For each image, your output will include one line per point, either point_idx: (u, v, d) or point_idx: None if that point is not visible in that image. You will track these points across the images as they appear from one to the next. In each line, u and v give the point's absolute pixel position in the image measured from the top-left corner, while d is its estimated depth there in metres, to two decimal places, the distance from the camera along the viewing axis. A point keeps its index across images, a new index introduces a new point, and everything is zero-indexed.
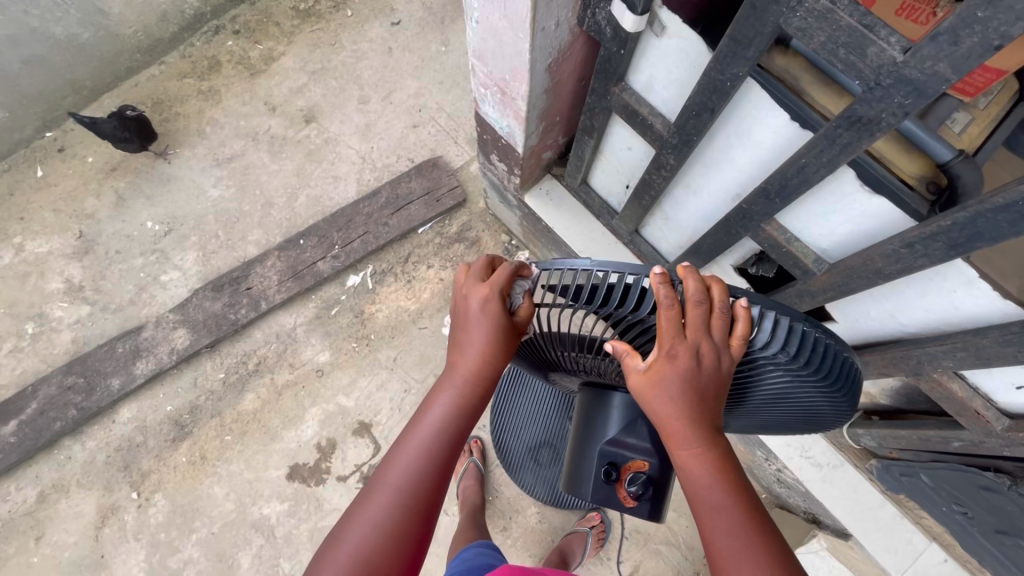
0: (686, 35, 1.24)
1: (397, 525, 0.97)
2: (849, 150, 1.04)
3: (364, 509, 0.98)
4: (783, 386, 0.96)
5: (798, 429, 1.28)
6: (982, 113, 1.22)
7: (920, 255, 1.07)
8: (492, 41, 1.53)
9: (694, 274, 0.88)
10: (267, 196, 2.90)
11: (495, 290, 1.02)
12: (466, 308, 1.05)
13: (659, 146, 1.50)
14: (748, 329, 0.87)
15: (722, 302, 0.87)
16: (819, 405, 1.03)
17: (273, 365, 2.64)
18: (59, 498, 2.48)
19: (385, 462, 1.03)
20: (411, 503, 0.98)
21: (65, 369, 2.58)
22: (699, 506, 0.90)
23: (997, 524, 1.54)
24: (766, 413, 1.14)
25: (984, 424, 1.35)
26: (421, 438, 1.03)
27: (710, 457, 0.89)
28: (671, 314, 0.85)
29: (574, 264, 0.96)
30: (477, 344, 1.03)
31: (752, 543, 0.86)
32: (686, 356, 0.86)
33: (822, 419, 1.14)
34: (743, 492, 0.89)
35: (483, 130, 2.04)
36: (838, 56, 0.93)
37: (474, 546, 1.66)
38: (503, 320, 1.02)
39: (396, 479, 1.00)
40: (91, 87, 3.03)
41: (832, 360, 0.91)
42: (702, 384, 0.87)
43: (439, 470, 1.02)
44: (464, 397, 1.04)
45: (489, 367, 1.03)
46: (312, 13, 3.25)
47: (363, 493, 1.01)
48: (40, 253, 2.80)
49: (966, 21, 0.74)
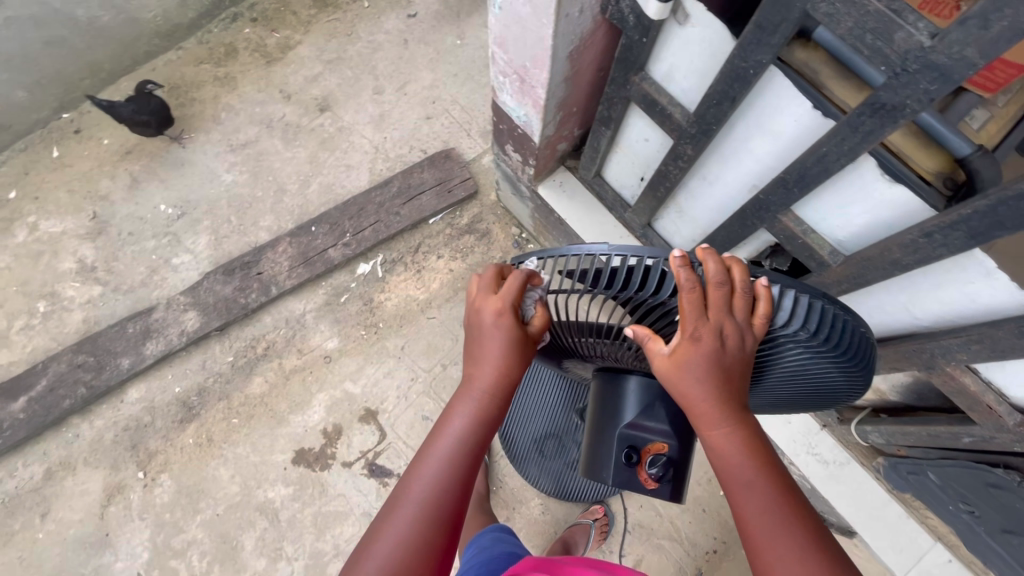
0: (709, 23, 1.26)
1: (422, 539, 0.98)
2: (871, 138, 1.05)
3: (388, 525, 0.99)
4: (802, 363, 0.98)
5: (813, 407, 1.30)
6: (1001, 112, 1.24)
7: (939, 245, 1.08)
8: (514, 28, 1.54)
9: (713, 255, 0.89)
10: (279, 183, 2.92)
11: (507, 303, 1.02)
12: (479, 322, 1.05)
13: (678, 137, 1.51)
14: (770, 308, 0.88)
15: (742, 282, 0.88)
16: (836, 382, 1.04)
17: (282, 350, 2.66)
18: (65, 475, 2.50)
19: (407, 477, 1.04)
20: (436, 515, 0.99)
21: (75, 348, 2.60)
22: (730, 485, 0.91)
23: (1004, 524, 1.54)
24: (782, 391, 1.15)
25: (995, 419, 1.35)
26: (442, 450, 1.04)
27: (737, 435, 0.90)
28: (693, 296, 0.86)
29: (593, 249, 0.97)
30: (492, 356, 1.03)
31: (785, 519, 0.87)
32: (709, 338, 0.87)
33: (837, 396, 1.15)
34: (773, 469, 0.90)
35: (500, 120, 2.06)
36: (864, 42, 0.94)
37: (490, 532, 1.67)
38: (519, 332, 1.03)
39: (420, 494, 1.01)
40: (109, 70, 3.06)
41: (851, 335, 0.92)
42: (726, 365, 0.88)
43: (461, 480, 1.03)
44: (482, 409, 1.05)
45: (506, 378, 1.05)
46: (329, 3, 3.28)
47: (386, 509, 1.01)
48: (54, 233, 2.82)
49: (997, 5, 0.75)
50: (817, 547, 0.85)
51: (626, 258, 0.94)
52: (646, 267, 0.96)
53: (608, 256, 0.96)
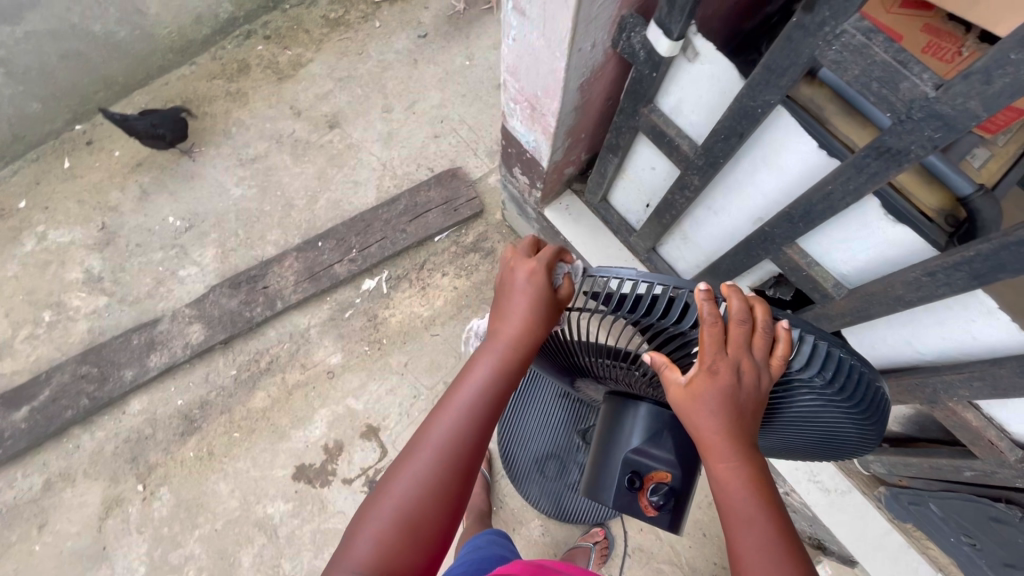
0: (719, 62, 1.29)
1: (439, 481, 1.01)
2: (876, 179, 1.08)
3: (406, 467, 1.02)
4: (814, 408, 0.99)
5: (820, 452, 1.31)
6: (1001, 149, 1.27)
7: (942, 284, 1.10)
8: (527, 59, 1.58)
9: (738, 292, 0.91)
10: (288, 198, 2.95)
11: (539, 265, 1.08)
12: (511, 281, 1.11)
13: (685, 167, 1.54)
14: (787, 350, 0.90)
15: (763, 321, 0.90)
16: (847, 430, 1.05)
17: (285, 364, 2.67)
18: (64, 487, 2.49)
19: (427, 422, 1.07)
20: (450, 460, 1.03)
21: (80, 358, 2.60)
22: (730, 519, 0.92)
23: (1005, 557, 1.52)
24: (791, 433, 1.16)
25: (997, 454, 1.36)
26: (462, 399, 1.07)
27: (744, 471, 0.91)
28: (715, 330, 0.88)
29: (618, 272, 0.97)
30: (518, 313, 1.07)
31: (781, 559, 0.87)
32: (727, 372, 0.89)
33: (847, 444, 1.16)
34: (775, 509, 0.91)
35: (509, 143, 2.09)
36: (870, 89, 0.97)
37: (486, 534, 1.67)
38: (546, 294, 1.07)
39: (437, 438, 1.04)
40: (123, 83, 3.10)
41: (865, 387, 0.93)
42: (740, 400, 0.90)
43: (477, 432, 1.06)
44: (504, 363, 1.07)
45: (531, 336, 1.07)
46: (341, 22, 3.34)
47: (405, 448, 1.05)
48: (62, 243, 2.84)
49: (999, 62, 0.78)
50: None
51: (652, 285, 0.94)
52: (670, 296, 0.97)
53: (632, 282, 0.96)
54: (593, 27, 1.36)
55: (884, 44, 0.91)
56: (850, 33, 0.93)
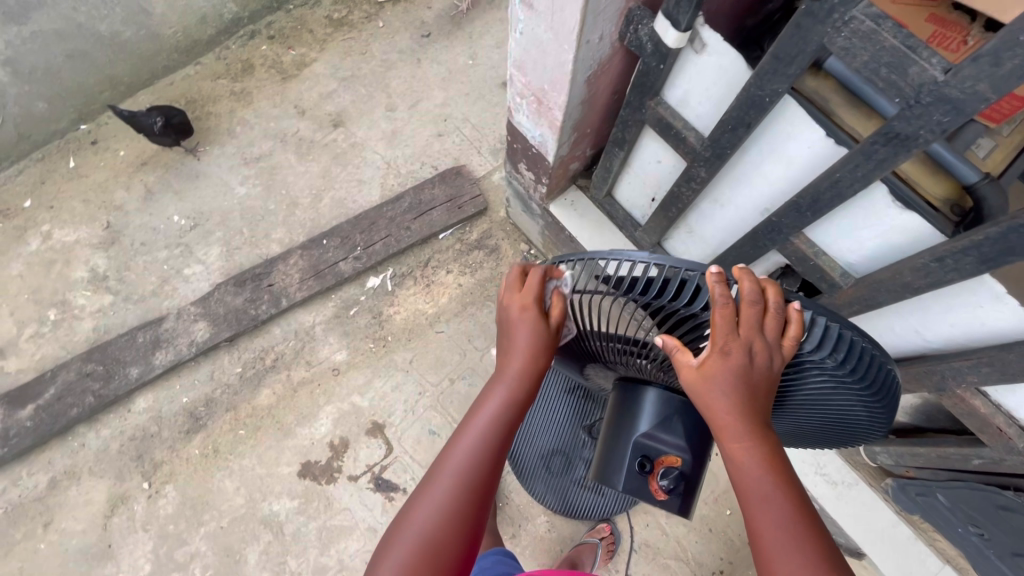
0: (726, 53, 1.31)
1: (454, 514, 0.99)
2: (884, 166, 1.09)
3: (421, 501, 1.00)
4: (824, 391, 1.00)
5: (831, 441, 1.33)
6: (1006, 139, 1.28)
7: (950, 269, 1.11)
8: (534, 52, 1.59)
9: (749, 275, 0.92)
10: (292, 196, 2.96)
11: (531, 298, 1.07)
12: (506, 315, 1.10)
13: (692, 159, 1.55)
14: (800, 331, 0.91)
15: (775, 303, 0.91)
16: (856, 414, 1.06)
17: (290, 362, 2.67)
18: (70, 485, 2.49)
19: (441, 456, 1.06)
20: (464, 492, 1.00)
21: (85, 356, 2.61)
22: (746, 499, 0.92)
23: (1014, 546, 1.51)
24: (799, 417, 1.18)
25: (1006, 441, 1.36)
26: (471, 435, 1.06)
27: (759, 451, 0.91)
28: (726, 312, 0.89)
29: (632, 255, 0.99)
30: (520, 345, 1.07)
31: (800, 536, 0.87)
32: (738, 353, 0.90)
33: (856, 430, 1.17)
34: (792, 488, 0.91)
35: (514, 139, 2.11)
36: (879, 75, 0.98)
37: (491, 555, 1.67)
38: (545, 324, 1.07)
39: (451, 470, 1.02)
40: (128, 83, 3.12)
41: (875, 369, 0.95)
42: (753, 381, 0.91)
43: (489, 468, 1.04)
44: (510, 395, 1.07)
45: (535, 366, 1.07)
46: (345, 22, 3.36)
47: (416, 492, 1.02)
48: (67, 242, 2.85)
49: (1009, 44, 0.79)
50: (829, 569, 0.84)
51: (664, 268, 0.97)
52: (682, 279, 0.99)
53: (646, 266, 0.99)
54: (601, 19, 1.38)
55: (893, 30, 0.92)
56: (859, 20, 0.94)
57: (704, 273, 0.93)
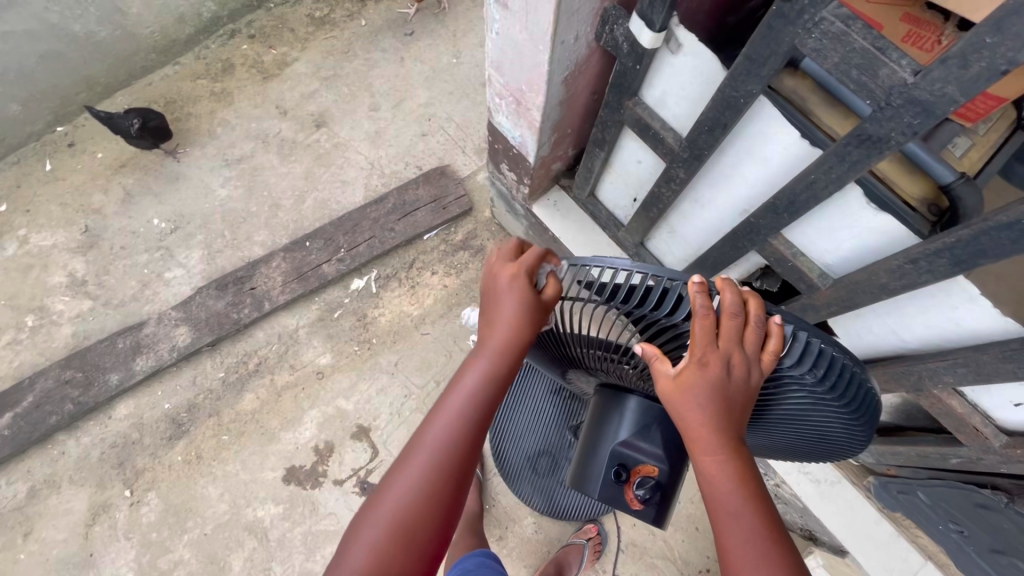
0: (701, 53, 1.29)
1: (432, 487, 1.00)
2: (857, 167, 1.08)
3: (402, 472, 1.01)
4: (804, 407, 0.99)
5: (810, 455, 1.32)
6: (982, 138, 1.27)
7: (924, 271, 1.11)
8: (511, 52, 1.57)
9: (732, 287, 0.91)
10: (274, 198, 2.92)
11: (521, 268, 1.08)
12: (495, 284, 1.11)
13: (670, 160, 1.54)
14: (780, 345, 0.90)
15: (756, 316, 0.90)
16: (836, 431, 1.05)
17: (274, 366, 2.64)
18: (50, 494, 2.45)
19: (421, 428, 1.06)
20: (443, 466, 1.01)
21: (63, 363, 2.56)
22: (717, 514, 0.91)
23: (992, 543, 1.54)
24: (780, 432, 1.17)
25: (983, 440, 1.37)
26: (455, 404, 1.06)
27: (734, 466, 0.90)
28: (706, 322, 0.88)
29: (613, 263, 0.97)
30: (506, 315, 1.07)
31: (769, 556, 0.86)
32: (716, 365, 0.89)
33: (836, 445, 1.16)
34: (763, 503, 0.90)
35: (496, 139, 2.09)
36: (850, 77, 0.97)
37: (473, 556, 1.65)
38: (531, 296, 1.07)
39: (431, 444, 1.02)
40: (105, 83, 3.06)
41: (855, 386, 0.94)
42: (729, 395, 0.90)
43: (472, 439, 1.04)
44: (494, 367, 1.06)
45: (520, 337, 1.06)
46: (326, 21, 3.32)
47: (400, 456, 1.04)
48: (44, 247, 2.80)
49: (975, 46, 0.78)
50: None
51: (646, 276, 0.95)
52: (665, 287, 0.97)
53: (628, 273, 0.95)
54: (576, 19, 1.36)
55: (862, 31, 0.91)
56: (829, 21, 0.93)
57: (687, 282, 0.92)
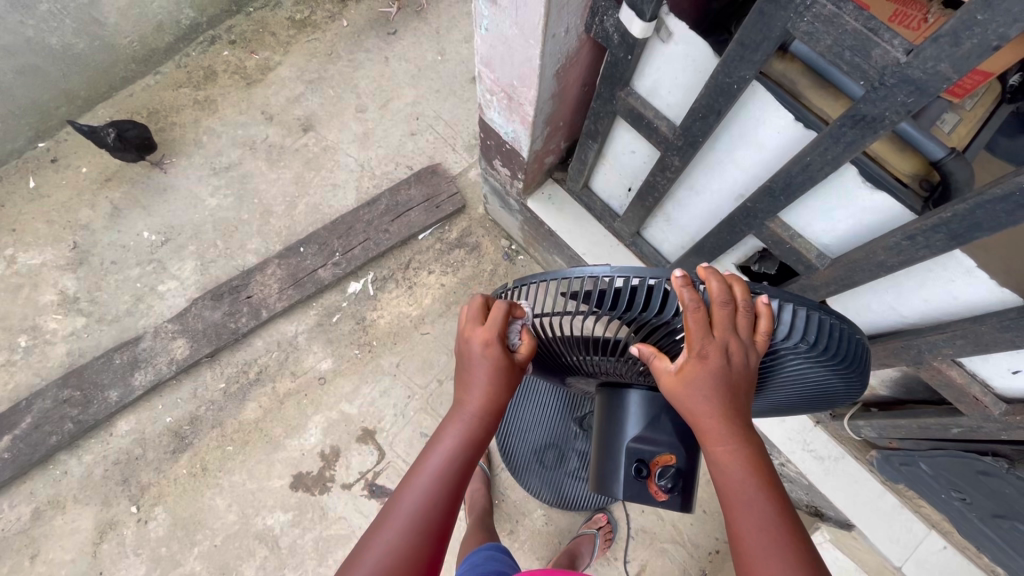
0: (692, 41, 1.30)
1: (409, 552, 0.99)
2: (853, 148, 1.09)
3: (378, 535, 1.00)
4: (801, 370, 1.01)
5: (812, 408, 1.35)
6: (969, 113, 1.30)
7: (922, 247, 1.13)
8: (501, 48, 1.57)
9: (715, 274, 0.92)
10: (265, 205, 2.89)
11: (493, 333, 1.02)
12: (467, 350, 1.05)
13: (665, 149, 1.55)
14: (771, 323, 0.91)
15: (745, 300, 0.91)
16: (834, 384, 1.08)
17: (275, 373, 2.63)
18: (54, 514, 2.43)
19: (398, 490, 1.06)
20: (420, 529, 1.01)
21: (60, 382, 2.53)
22: (729, 502, 0.93)
23: (995, 509, 1.59)
24: (779, 393, 1.19)
25: (983, 410, 1.41)
26: (431, 469, 1.06)
27: (740, 452, 0.92)
28: (698, 315, 0.88)
29: (595, 271, 0.97)
30: (479, 379, 1.05)
31: (781, 538, 0.88)
32: (716, 355, 0.89)
33: (835, 396, 1.19)
34: (772, 484, 0.93)
35: (487, 136, 2.09)
36: (843, 58, 0.98)
37: (482, 550, 1.67)
38: (505, 359, 1.04)
39: (408, 508, 1.02)
40: (86, 96, 3.01)
41: (847, 343, 0.96)
42: (731, 382, 0.91)
43: (448, 499, 1.04)
44: (470, 429, 1.07)
45: (494, 402, 1.06)
46: (308, 23, 3.28)
47: (375, 522, 1.03)
48: (33, 265, 2.75)
49: (966, 24, 0.79)
50: (805, 558, 0.87)
51: (627, 279, 0.96)
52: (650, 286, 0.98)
53: (610, 278, 0.97)
54: (566, 12, 1.36)
55: (854, 13, 0.92)
56: (820, 4, 0.94)
57: (670, 279, 0.93)
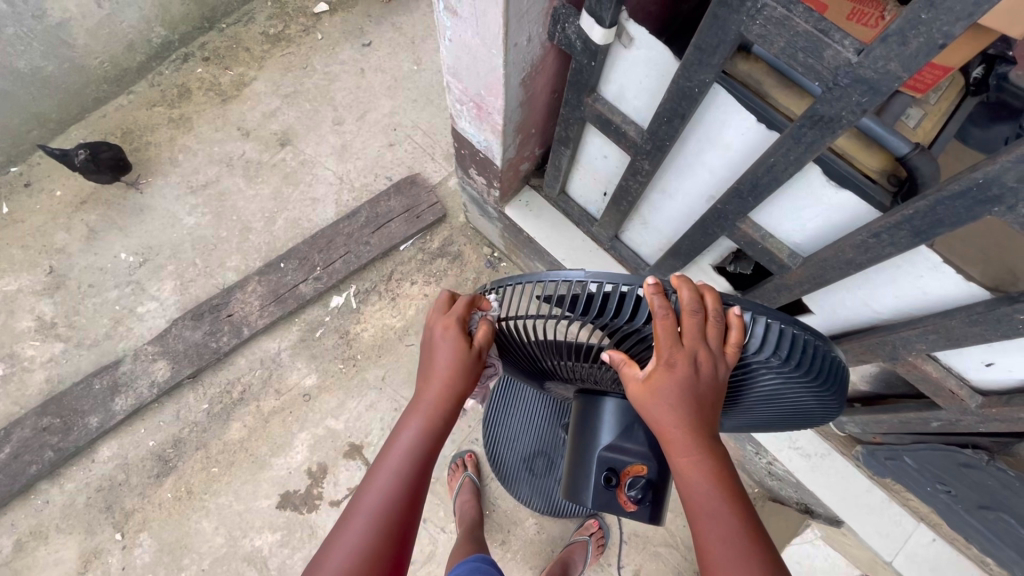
0: (654, 46, 1.30)
1: (373, 549, 0.98)
2: (814, 147, 1.09)
3: (343, 534, 0.99)
4: (775, 385, 1.00)
5: (791, 426, 1.34)
6: (933, 108, 1.30)
7: (888, 244, 1.12)
8: (466, 59, 1.56)
9: (687, 283, 0.91)
10: (244, 221, 2.87)
11: (454, 318, 1.07)
12: (430, 337, 1.09)
13: (634, 153, 1.54)
14: (742, 335, 0.90)
15: (715, 310, 0.90)
16: (808, 402, 1.07)
17: (258, 392, 2.60)
18: (37, 545, 2.38)
19: (360, 488, 1.04)
20: (383, 525, 0.99)
21: (39, 410, 2.49)
22: (695, 515, 0.92)
23: (979, 500, 1.61)
24: (757, 409, 1.17)
25: (959, 402, 1.41)
26: (393, 460, 1.05)
27: (708, 464, 0.91)
28: (667, 322, 0.88)
29: (568, 275, 0.94)
30: (440, 367, 1.06)
31: (746, 551, 0.88)
32: (683, 365, 0.88)
33: (813, 415, 1.17)
34: (738, 497, 0.92)
35: (461, 145, 2.08)
36: (797, 60, 0.98)
37: (468, 562, 1.65)
38: (465, 345, 1.06)
39: (371, 503, 1.01)
40: (58, 119, 2.98)
41: (821, 359, 0.94)
42: (699, 392, 0.90)
43: (411, 491, 1.03)
44: (430, 419, 1.06)
45: (453, 390, 1.06)
46: (282, 37, 3.27)
47: (339, 523, 1.01)
48: (9, 291, 2.71)
49: (912, 23, 0.79)
50: (767, 568, 0.87)
51: (601, 285, 0.92)
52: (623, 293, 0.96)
53: (584, 283, 0.94)
54: (527, 21, 1.36)
55: (804, 15, 0.92)
56: (771, 7, 0.94)
57: (642, 286, 0.91)
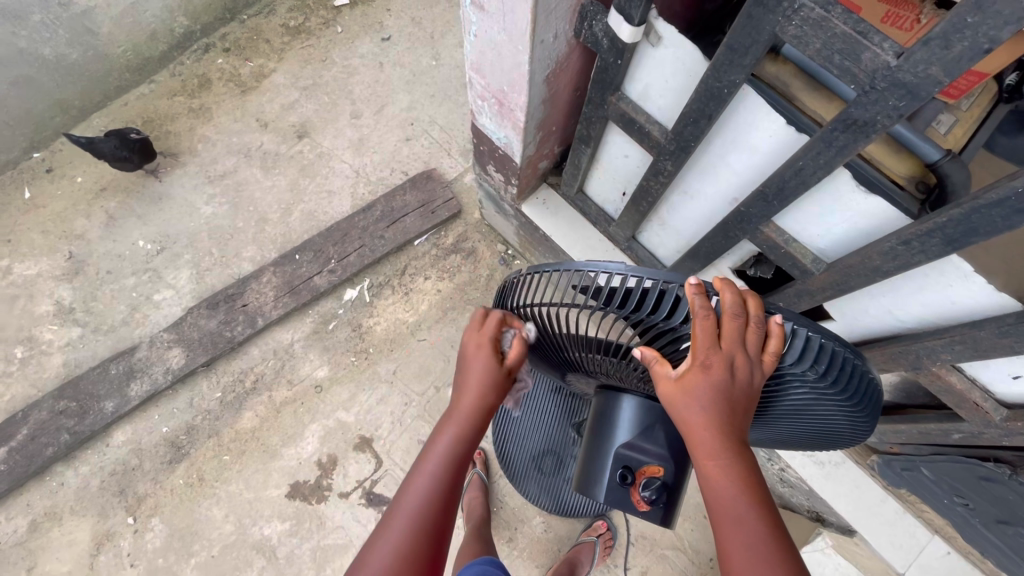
0: (683, 45, 1.28)
1: (407, 559, 0.96)
2: (846, 151, 1.07)
3: (377, 544, 0.97)
4: (806, 401, 0.99)
5: (813, 446, 1.32)
6: (965, 114, 1.28)
7: (918, 252, 1.10)
8: (490, 54, 1.56)
9: (731, 287, 0.89)
10: (260, 212, 2.89)
11: (486, 335, 1.08)
12: (464, 352, 1.10)
13: (657, 153, 1.53)
14: (781, 345, 0.89)
15: (756, 316, 0.89)
16: (837, 421, 1.05)
17: (271, 382, 2.62)
18: (51, 526, 2.42)
19: (393, 501, 1.03)
20: (417, 535, 0.98)
21: (57, 393, 2.52)
22: (719, 519, 0.91)
23: (998, 514, 1.57)
24: (783, 424, 1.16)
25: (983, 415, 1.39)
26: (427, 470, 1.04)
27: (736, 470, 0.90)
28: (707, 323, 0.86)
29: (607, 267, 0.94)
30: (472, 380, 1.06)
31: (770, 561, 0.86)
32: (719, 367, 0.87)
33: (841, 436, 1.16)
34: (765, 506, 0.90)
35: (480, 141, 2.07)
36: (833, 62, 0.96)
37: (477, 564, 1.64)
38: (497, 360, 1.07)
39: (405, 513, 0.99)
40: (80, 106, 3.00)
41: (858, 378, 0.93)
42: (732, 398, 0.89)
43: (445, 502, 1.01)
44: (462, 429, 1.06)
45: (485, 403, 1.06)
46: (302, 29, 3.28)
47: (373, 534, 0.99)
48: (29, 275, 2.75)
49: (957, 27, 0.77)
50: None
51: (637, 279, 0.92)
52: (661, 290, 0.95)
53: (621, 276, 0.94)
54: (554, 18, 1.35)
55: (843, 16, 0.91)
56: (808, 7, 0.92)
57: (684, 284, 0.90)
